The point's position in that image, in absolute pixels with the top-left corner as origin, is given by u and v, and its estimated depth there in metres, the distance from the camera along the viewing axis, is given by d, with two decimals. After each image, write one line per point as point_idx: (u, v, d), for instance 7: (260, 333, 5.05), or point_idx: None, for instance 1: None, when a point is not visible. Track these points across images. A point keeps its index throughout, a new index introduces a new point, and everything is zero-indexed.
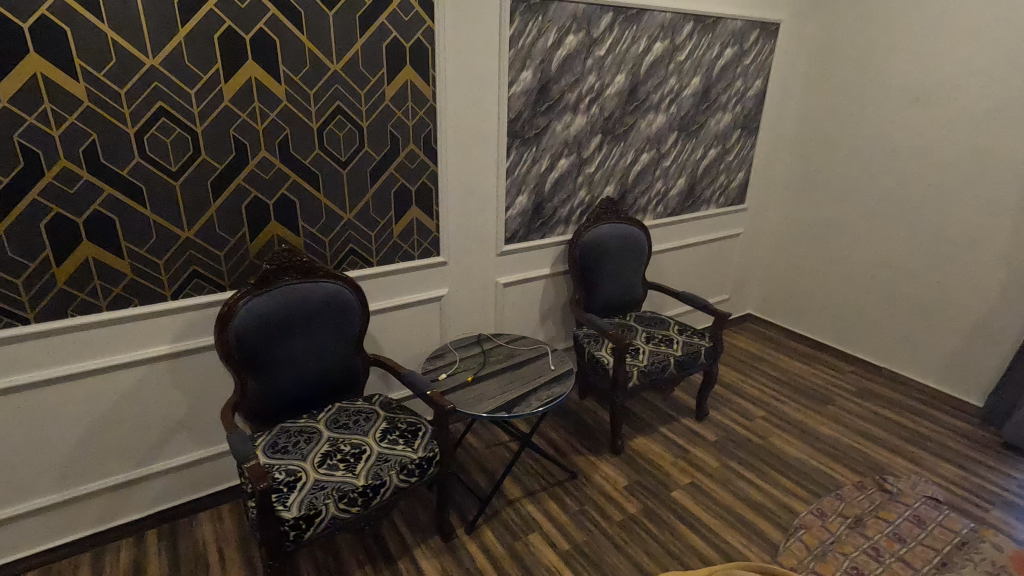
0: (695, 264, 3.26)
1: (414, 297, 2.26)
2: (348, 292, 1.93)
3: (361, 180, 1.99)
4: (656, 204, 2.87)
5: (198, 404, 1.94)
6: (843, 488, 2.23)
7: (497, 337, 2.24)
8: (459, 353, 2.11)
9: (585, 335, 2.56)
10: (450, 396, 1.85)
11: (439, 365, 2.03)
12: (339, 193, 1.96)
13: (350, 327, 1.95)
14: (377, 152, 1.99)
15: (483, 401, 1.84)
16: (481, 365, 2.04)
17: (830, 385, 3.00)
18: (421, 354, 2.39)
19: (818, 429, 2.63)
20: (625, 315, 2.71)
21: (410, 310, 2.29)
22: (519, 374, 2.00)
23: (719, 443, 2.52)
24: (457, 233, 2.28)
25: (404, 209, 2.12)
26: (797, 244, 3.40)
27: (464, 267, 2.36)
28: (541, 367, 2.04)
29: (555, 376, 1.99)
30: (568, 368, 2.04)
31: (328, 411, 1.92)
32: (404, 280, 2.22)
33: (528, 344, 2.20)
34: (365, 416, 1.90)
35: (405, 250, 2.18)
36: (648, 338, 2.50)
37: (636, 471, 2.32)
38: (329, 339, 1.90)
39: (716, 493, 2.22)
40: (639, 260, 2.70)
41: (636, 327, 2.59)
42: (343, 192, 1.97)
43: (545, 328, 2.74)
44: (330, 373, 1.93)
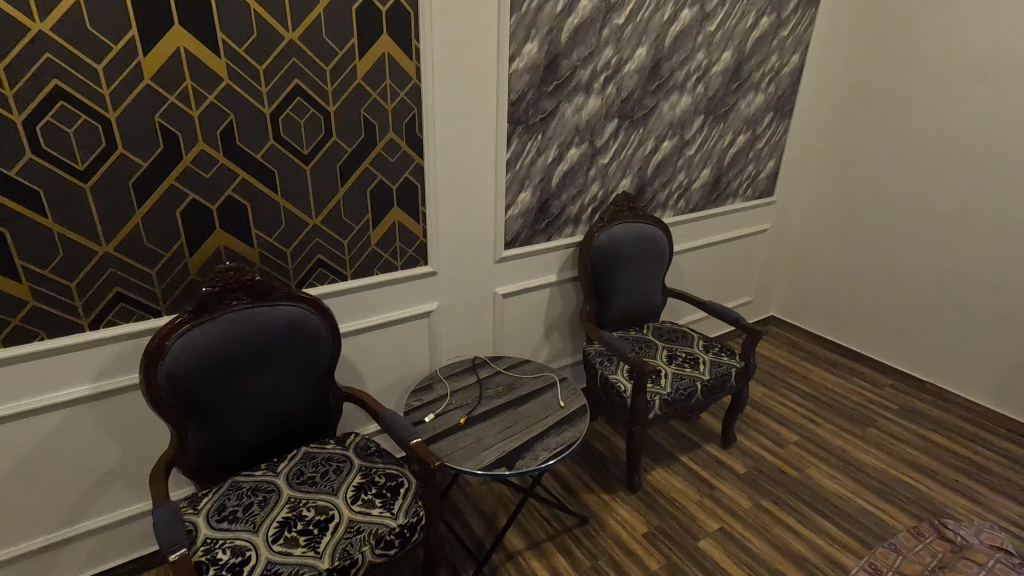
0: (717, 265, 2.91)
1: (397, 315, 1.91)
2: (314, 315, 1.57)
3: (329, 178, 1.63)
4: (677, 199, 2.51)
5: (134, 451, 1.60)
6: (899, 538, 1.92)
7: (496, 363, 1.90)
8: (450, 385, 1.78)
9: (597, 353, 2.22)
10: (439, 445, 1.52)
11: (427, 401, 1.70)
12: (302, 194, 1.60)
13: (318, 358, 1.60)
14: (349, 143, 1.62)
15: (478, 450, 1.50)
16: (476, 400, 1.71)
17: (869, 402, 2.69)
18: (407, 378, 2.05)
19: (861, 459, 2.32)
20: (642, 329, 2.36)
21: (392, 330, 1.94)
22: (522, 411, 1.66)
23: (750, 477, 2.20)
24: (448, 238, 1.93)
25: (383, 212, 1.76)
26: (830, 242, 3.05)
27: (457, 278, 2.01)
28: (549, 402, 1.71)
29: (566, 414, 1.66)
30: (581, 403, 1.70)
31: (291, 459, 1.59)
32: (385, 295, 1.87)
33: (533, 371, 1.86)
34: (336, 467, 1.57)
35: (385, 260, 1.82)
36: (670, 358, 2.16)
37: (656, 513, 2.01)
38: (291, 374, 1.55)
39: (751, 544, 1.91)
40: (659, 266, 2.35)
41: (656, 344, 2.25)
42: (306, 192, 1.60)
43: (550, 342, 2.40)
44: (294, 414, 1.59)
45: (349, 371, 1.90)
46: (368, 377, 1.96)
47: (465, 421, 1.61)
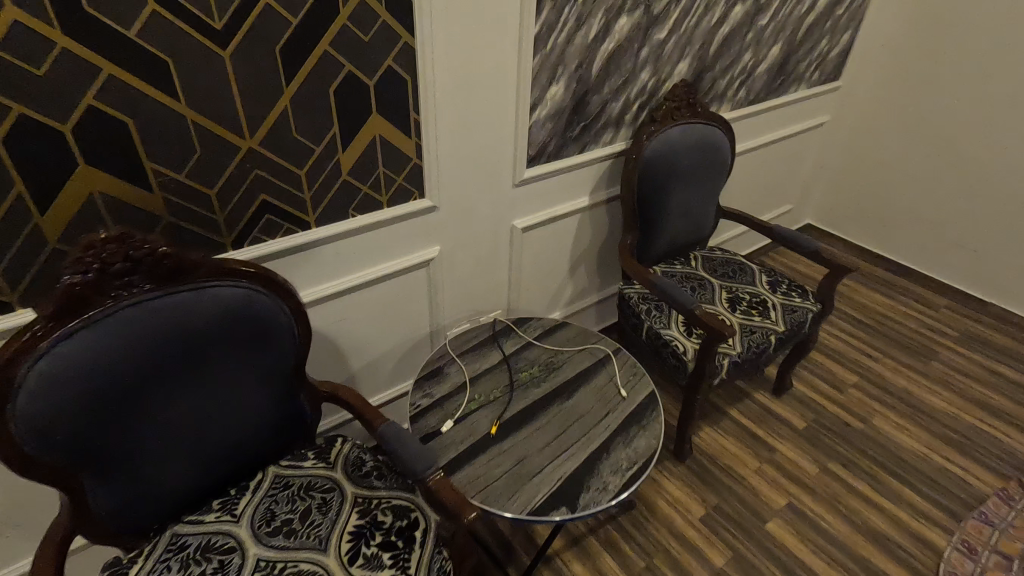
0: (764, 170, 2.39)
1: (384, 269, 1.38)
2: (267, 296, 1.02)
3: (266, 71, 0.99)
4: (738, 87, 1.91)
5: (24, 491, 1.11)
6: (988, 506, 1.66)
7: (522, 329, 1.42)
8: (466, 369, 1.30)
9: (638, 296, 1.75)
10: (468, 473, 1.07)
11: (438, 398, 1.23)
12: (223, 99, 0.97)
13: (279, 356, 1.08)
14: (294, 9, 0.97)
15: (524, 480, 1.07)
16: (507, 393, 1.25)
17: (927, 329, 2.35)
18: (400, 344, 1.56)
19: (928, 403, 2.01)
20: (690, 263, 1.89)
21: (379, 287, 1.41)
22: (572, 408, 1.22)
23: (811, 433, 1.88)
24: (453, 157, 1.34)
25: (356, 123, 1.14)
26: (895, 137, 2.53)
27: (463, 212, 1.45)
28: (604, 389, 1.26)
29: (632, 408, 1.22)
30: (647, 388, 1.27)
31: (258, 492, 1.14)
32: (365, 244, 1.32)
33: (575, 339, 1.39)
34: (322, 501, 1.13)
35: (363, 196, 1.24)
36: (732, 303, 1.72)
37: (712, 489, 1.69)
38: (242, 383, 1.05)
39: (825, 523, 1.61)
40: (717, 181, 1.82)
41: (711, 283, 1.79)
42: (229, 95, 0.98)
43: (575, 278, 1.91)
44: (254, 431, 1.11)
45: (324, 347, 1.40)
46: (350, 349, 1.46)
47: (497, 431, 1.16)
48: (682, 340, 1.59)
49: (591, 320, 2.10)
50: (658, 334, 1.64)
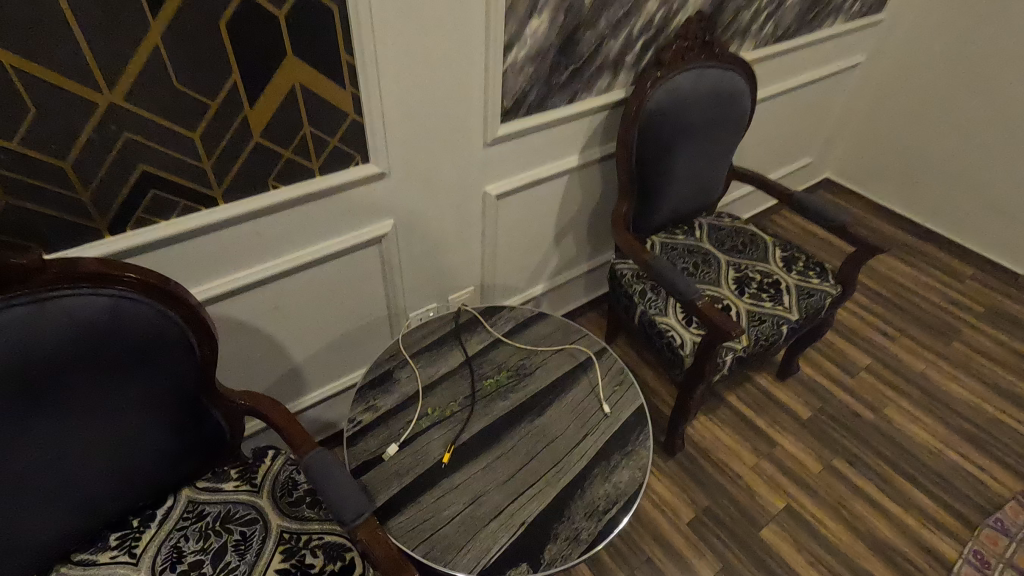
0: (785, 119, 2.08)
1: (322, 250, 1.13)
2: (141, 304, 0.79)
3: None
4: (764, 21, 1.59)
5: None
6: (1005, 513, 1.51)
7: (491, 323, 1.19)
8: (419, 375, 1.09)
9: (632, 274, 1.52)
10: (410, 518, 0.88)
11: (383, 413, 1.02)
12: (59, 37, 0.70)
13: (170, 374, 0.86)
14: None
15: (477, 527, 0.88)
16: (467, 407, 1.04)
17: (950, 303, 2.13)
18: (353, 331, 1.34)
19: (947, 390, 1.82)
20: (694, 233, 1.64)
21: (319, 271, 1.17)
22: (543, 428, 1.01)
23: (817, 425, 1.70)
24: (403, 112, 1.06)
25: (265, 69, 0.86)
26: (938, 83, 2.20)
27: (422, 179, 1.19)
28: (583, 404, 1.05)
29: (615, 431, 1.02)
30: (635, 403, 1.06)
31: (165, 525, 0.96)
32: (295, 221, 1.06)
33: (554, 336, 1.17)
34: (240, 537, 0.95)
35: (286, 163, 0.98)
36: (740, 285, 1.48)
37: (704, 490, 1.53)
38: (121, 410, 0.84)
39: (826, 530, 1.46)
40: (732, 138, 1.53)
41: (716, 260, 1.55)
42: (65, 31, 0.70)
43: (561, 248, 1.67)
44: (150, 462, 0.91)
45: (256, 339, 1.18)
46: (289, 340, 1.24)
47: (450, 459, 0.96)
48: (679, 330, 1.37)
49: (579, 291, 1.88)
50: (651, 322, 1.42)
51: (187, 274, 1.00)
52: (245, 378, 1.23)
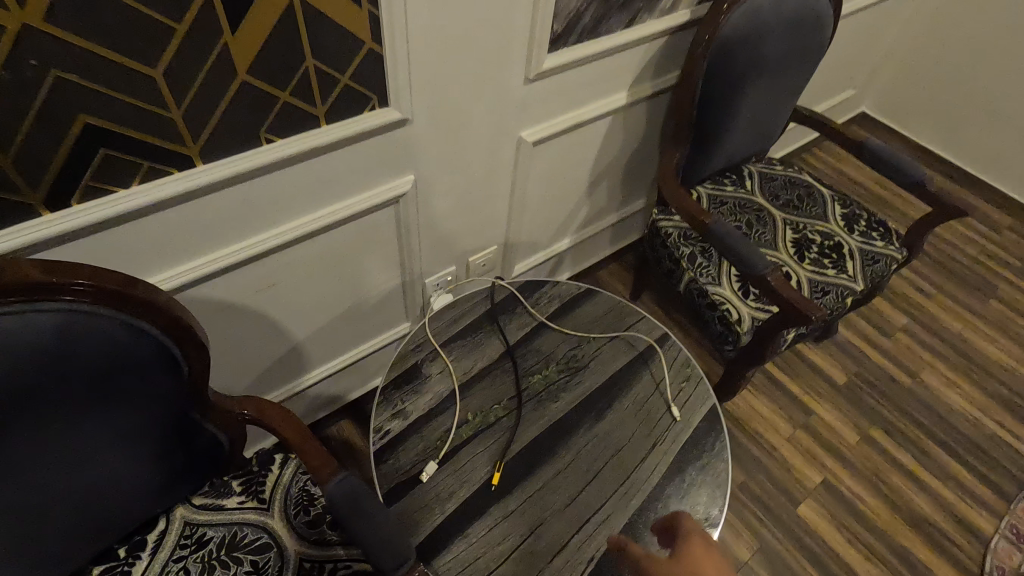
0: (840, 46, 1.82)
1: (330, 215, 0.91)
2: (102, 318, 0.58)
3: None
4: None
5: None
6: None
7: (532, 303, 1.01)
8: (453, 370, 0.91)
9: (678, 233, 1.33)
10: (458, 558, 0.74)
11: (414, 421, 0.85)
12: None
13: (150, 397, 0.67)
14: None
15: (538, 566, 0.75)
16: (512, 412, 0.88)
17: (987, 256, 2.01)
18: (362, 304, 1.14)
19: (985, 353, 1.74)
20: (744, 184, 1.44)
21: (325, 239, 0.95)
22: (604, 437, 0.87)
23: (853, 391, 1.61)
24: (431, 40, 0.80)
25: None
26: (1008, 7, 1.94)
27: (449, 125, 0.95)
28: (647, 406, 0.90)
29: (685, 440, 0.87)
30: (706, 404, 0.91)
31: (159, 556, 0.80)
32: (296, 182, 0.83)
33: (607, 320, 1.00)
34: (253, 569, 0.80)
35: (281, 108, 0.74)
36: (800, 249, 1.31)
37: (739, 464, 1.44)
38: (87, 445, 0.65)
39: (862, 505, 1.41)
40: (805, 72, 1.29)
41: (772, 217, 1.37)
42: None
43: (593, 198, 1.46)
44: (133, 494, 0.74)
45: (250, 322, 0.97)
46: (289, 319, 1.04)
47: (499, 479, 0.81)
48: (735, 304, 1.21)
49: (604, 243, 1.69)
50: (702, 292, 1.25)
51: (160, 253, 0.77)
52: (239, 364, 1.03)
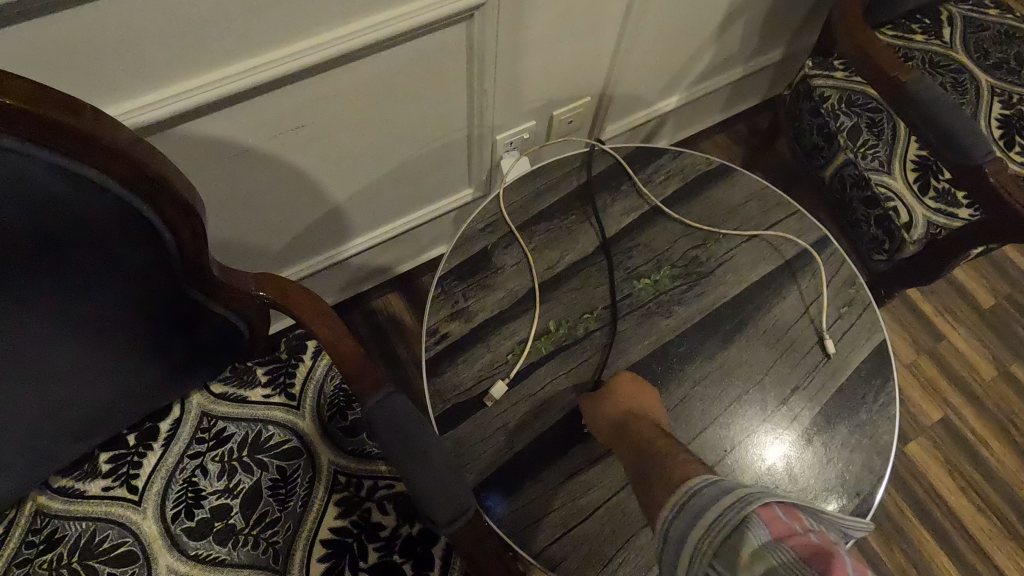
0: None
1: (375, 28, 0.63)
2: (19, 158, 0.37)
3: None
4: None
5: None
6: None
7: (643, 180, 0.74)
8: (533, 262, 0.69)
9: (840, 96, 0.98)
10: (526, 507, 0.58)
11: (480, 325, 0.65)
12: None
13: (122, 272, 0.48)
14: None
15: (631, 531, 0.57)
16: (606, 325, 0.66)
17: None
18: (417, 160, 0.90)
19: None
20: (941, 33, 1.04)
21: (369, 66, 0.69)
22: (729, 371, 0.65)
23: (1000, 318, 1.31)
24: None
25: None
26: None
27: None
28: (792, 335, 0.67)
29: (839, 389, 0.64)
30: (872, 342, 0.66)
31: (172, 449, 0.68)
32: None
33: (744, 211, 0.73)
34: (279, 479, 0.67)
35: None
36: (1008, 131, 0.95)
37: None
38: (41, 328, 0.48)
39: (985, 451, 1.19)
40: None
41: (974, 82, 0.99)
42: None
43: (722, 40, 1.09)
44: (124, 384, 0.59)
45: (276, 173, 0.76)
46: (325, 173, 0.81)
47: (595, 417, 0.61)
48: (909, 201, 0.89)
49: (717, 105, 1.33)
50: (861, 181, 0.93)
51: (134, 63, 0.53)
52: (268, 225, 0.84)
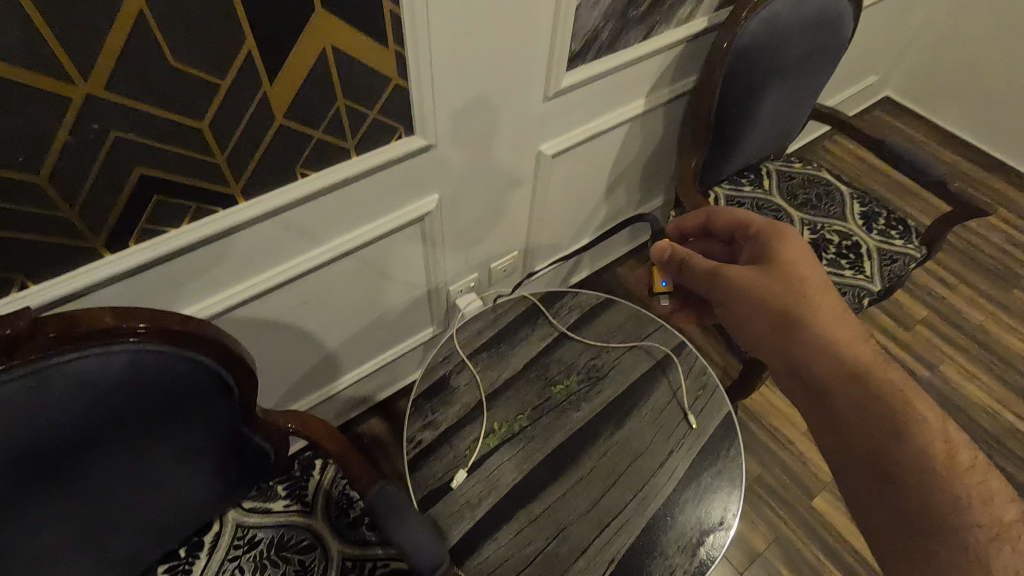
0: (865, 35, 1.78)
1: (358, 237, 0.96)
2: (169, 355, 0.64)
3: None
4: None
5: None
6: None
7: (553, 314, 1.05)
8: (480, 380, 0.97)
9: None
10: (488, 558, 0.81)
11: (445, 430, 0.91)
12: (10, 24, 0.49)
13: (206, 419, 0.73)
14: None
15: (562, 568, 0.80)
16: (535, 421, 0.93)
17: (1013, 246, 1.97)
18: (391, 311, 1.19)
19: (1007, 345, 1.73)
20: (763, 183, 1.45)
21: (356, 259, 1.01)
22: (624, 443, 0.91)
23: None
24: (454, 71, 0.84)
25: (290, 30, 0.65)
26: None
27: (472, 145, 0.98)
28: (665, 414, 0.95)
29: (701, 448, 0.91)
30: (721, 413, 0.95)
31: (215, 555, 0.88)
32: (329, 210, 0.88)
33: (625, 329, 1.04)
34: (301, 568, 0.88)
35: (314, 146, 0.79)
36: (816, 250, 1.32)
37: (754, 455, 1.49)
38: (152, 465, 0.71)
39: None
40: (824, 71, 1.29)
41: (788, 216, 1.39)
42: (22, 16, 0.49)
43: (612, 200, 1.48)
44: (191, 505, 0.81)
45: (289, 335, 1.04)
46: (322, 331, 1.09)
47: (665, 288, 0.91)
48: None
49: (622, 240, 1.71)
50: None
51: (208, 280, 0.83)
52: (280, 373, 1.10)
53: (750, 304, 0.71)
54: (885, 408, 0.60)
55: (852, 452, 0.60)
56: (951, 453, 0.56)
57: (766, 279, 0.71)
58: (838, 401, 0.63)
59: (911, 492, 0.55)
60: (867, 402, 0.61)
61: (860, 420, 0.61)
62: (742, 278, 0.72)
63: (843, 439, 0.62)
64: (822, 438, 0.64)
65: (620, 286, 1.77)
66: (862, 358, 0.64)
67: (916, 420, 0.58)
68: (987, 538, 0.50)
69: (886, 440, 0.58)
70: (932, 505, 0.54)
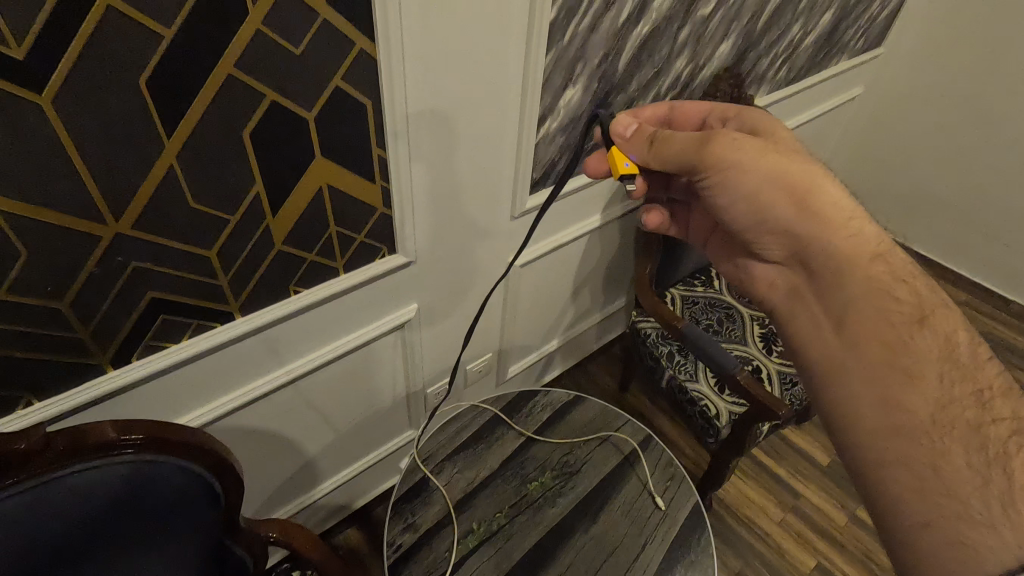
0: None
1: (343, 344, 1.03)
2: (162, 464, 0.68)
3: (140, 137, 0.61)
4: (780, 66, 1.54)
5: None
6: None
7: (525, 412, 1.11)
8: (459, 479, 1.01)
9: (656, 333, 1.46)
10: None
11: (425, 533, 0.93)
12: (69, 182, 0.59)
13: (192, 532, 0.74)
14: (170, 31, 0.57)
15: None
16: (512, 517, 0.96)
17: None
18: (371, 415, 1.24)
19: None
20: (713, 284, 1.59)
21: (340, 366, 1.07)
22: (600, 538, 0.94)
23: (837, 471, 1.68)
24: (431, 199, 0.97)
25: (292, 172, 0.76)
26: (939, 108, 2.19)
27: (448, 259, 1.10)
28: (637, 506, 0.99)
29: (673, 540, 0.95)
30: (690, 503, 0.99)
31: None
32: (316, 322, 0.96)
33: (594, 424, 1.10)
34: None
35: (307, 267, 0.88)
36: (767, 343, 1.44)
37: (733, 550, 1.50)
38: None
39: None
40: None
41: (738, 313, 1.52)
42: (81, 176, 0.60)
43: (578, 302, 1.60)
44: None
45: (271, 443, 1.07)
46: (303, 437, 1.12)
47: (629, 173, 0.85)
48: (712, 400, 1.31)
49: (590, 339, 1.81)
50: (681, 388, 1.36)
51: (200, 391, 0.88)
52: (259, 482, 1.11)
53: (755, 178, 0.79)
54: (908, 298, 0.68)
55: (872, 344, 0.67)
56: (972, 349, 0.62)
57: (786, 161, 0.80)
58: (867, 306, 0.69)
59: (936, 391, 0.60)
60: (892, 294, 0.69)
61: (886, 312, 0.68)
62: (756, 153, 0.79)
63: (863, 332, 0.68)
64: (834, 332, 0.72)
65: (591, 383, 1.84)
66: (875, 247, 0.74)
67: (940, 316, 0.65)
68: (1009, 432, 0.53)
69: (913, 349, 0.64)
70: (956, 403, 0.58)
